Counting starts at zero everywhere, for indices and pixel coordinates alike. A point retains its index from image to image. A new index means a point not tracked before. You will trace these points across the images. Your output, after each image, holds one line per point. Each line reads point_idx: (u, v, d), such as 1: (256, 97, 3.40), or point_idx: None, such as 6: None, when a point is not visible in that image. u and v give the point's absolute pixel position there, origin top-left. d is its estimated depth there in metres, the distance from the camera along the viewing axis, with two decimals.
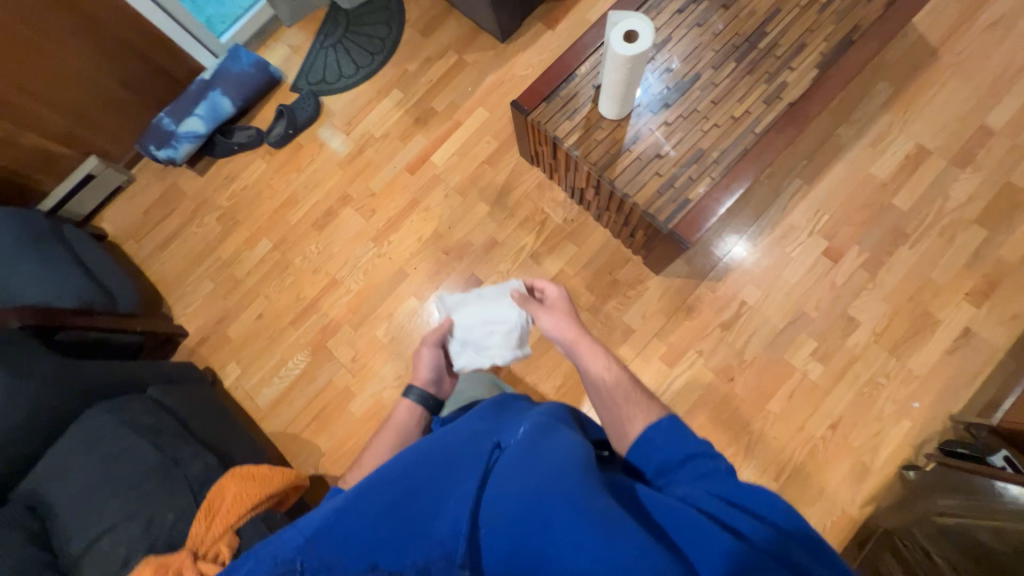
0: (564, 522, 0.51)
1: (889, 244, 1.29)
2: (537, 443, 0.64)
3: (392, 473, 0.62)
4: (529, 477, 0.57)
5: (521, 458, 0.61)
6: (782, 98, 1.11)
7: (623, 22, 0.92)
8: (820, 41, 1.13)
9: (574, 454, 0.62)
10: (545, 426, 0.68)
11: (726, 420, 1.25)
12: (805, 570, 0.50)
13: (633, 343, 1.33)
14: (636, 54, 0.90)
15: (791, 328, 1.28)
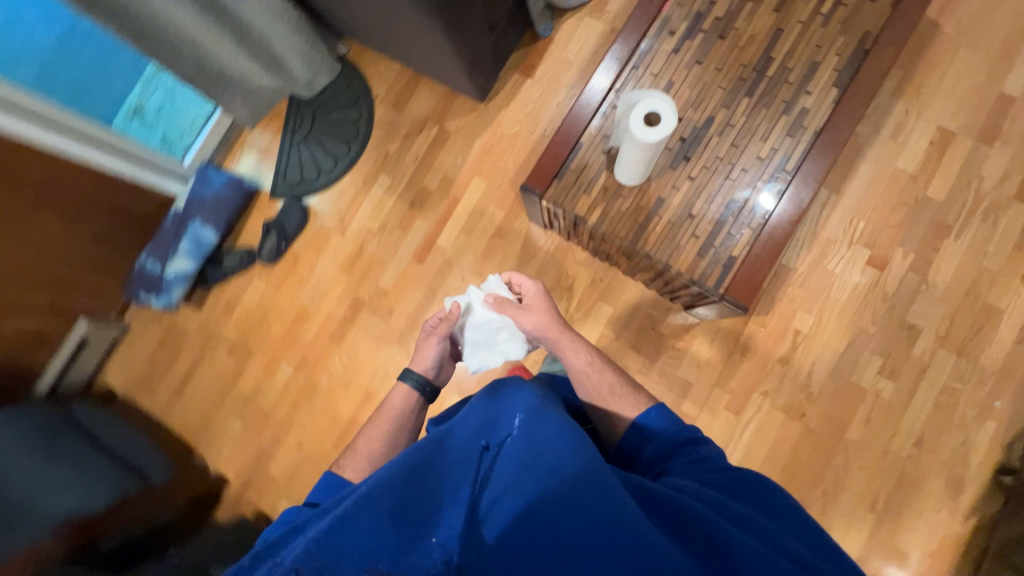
0: (569, 512, 0.61)
1: (933, 240, 1.24)
2: (533, 433, 0.71)
3: (407, 472, 0.66)
4: (534, 473, 0.66)
5: (523, 452, 0.69)
6: (806, 126, 1.05)
7: (645, 103, 0.84)
8: (832, 57, 1.06)
9: (580, 444, 0.70)
10: (537, 411, 0.76)
11: (808, 459, 1.20)
12: (776, 537, 0.64)
13: (694, 397, 1.27)
14: (658, 140, 0.83)
15: (852, 350, 1.23)
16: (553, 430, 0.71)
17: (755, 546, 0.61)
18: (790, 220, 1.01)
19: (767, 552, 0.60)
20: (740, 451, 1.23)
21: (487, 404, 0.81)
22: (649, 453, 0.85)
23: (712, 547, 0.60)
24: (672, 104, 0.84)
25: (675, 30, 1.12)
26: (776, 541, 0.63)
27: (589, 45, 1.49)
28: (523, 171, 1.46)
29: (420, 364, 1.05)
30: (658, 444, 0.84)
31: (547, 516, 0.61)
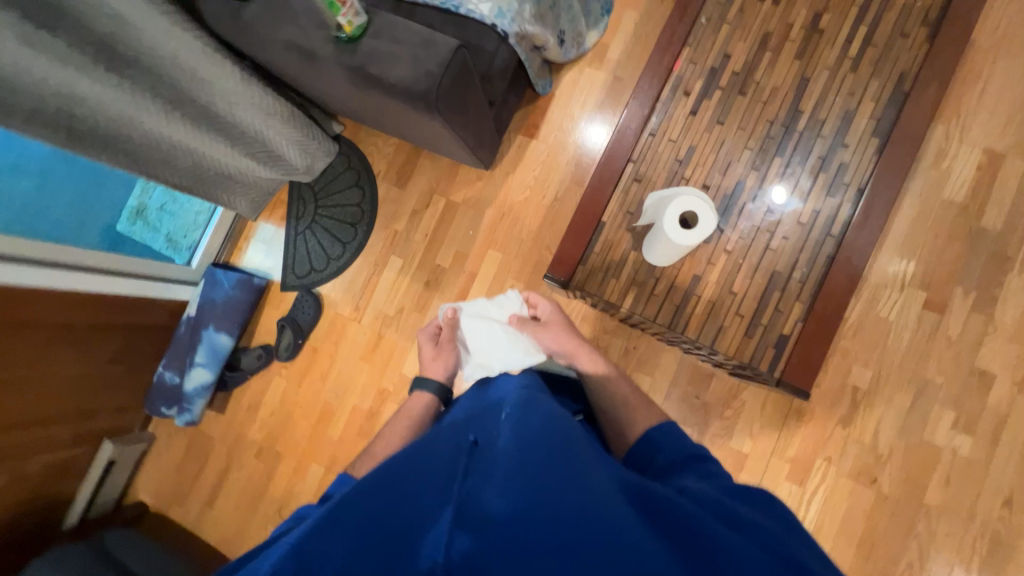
0: (555, 515, 0.47)
1: (994, 274, 1.14)
2: (524, 423, 0.61)
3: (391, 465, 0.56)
4: (520, 467, 0.53)
5: (510, 443, 0.57)
6: (846, 182, 0.97)
7: (688, 200, 0.78)
8: (866, 103, 0.98)
9: (576, 434, 0.61)
10: (530, 409, 0.65)
11: (886, 530, 1.10)
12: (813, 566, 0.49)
13: (752, 469, 1.18)
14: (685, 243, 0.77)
15: (920, 403, 1.13)
16: (545, 425, 0.60)
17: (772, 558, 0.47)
18: (847, 289, 0.92)
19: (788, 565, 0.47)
20: (810, 526, 1.13)
21: (481, 409, 0.72)
22: (657, 462, 0.72)
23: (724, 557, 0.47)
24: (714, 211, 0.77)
25: (689, 90, 1.05)
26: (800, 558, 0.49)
27: (592, 98, 1.41)
28: (538, 239, 1.39)
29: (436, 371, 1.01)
30: (665, 453, 0.72)
31: (530, 521, 0.47)
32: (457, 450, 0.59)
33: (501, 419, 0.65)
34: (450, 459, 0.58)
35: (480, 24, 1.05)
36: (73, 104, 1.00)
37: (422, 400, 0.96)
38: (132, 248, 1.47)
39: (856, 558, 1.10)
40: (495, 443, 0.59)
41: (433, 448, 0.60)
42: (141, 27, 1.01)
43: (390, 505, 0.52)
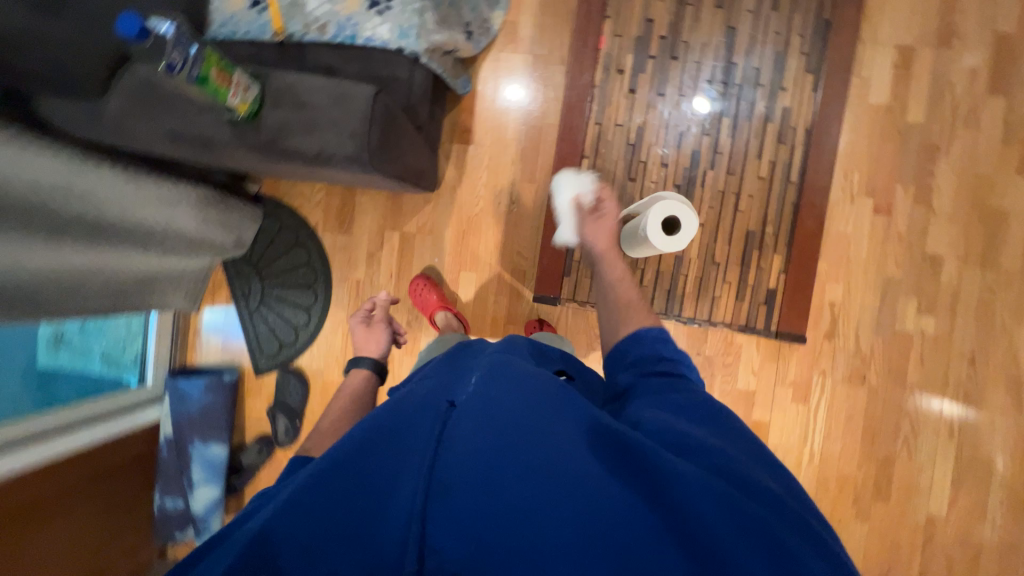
0: (511, 473, 0.50)
1: (927, 164, 1.22)
2: (490, 388, 0.60)
3: (360, 443, 0.55)
4: (485, 431, 0.54)
5: (479, 404, 0.57)
6: (795, 125, 0.97)
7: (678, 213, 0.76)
8: (795, 39, 0.96)
9: (544, 386, 0.60)
10: (501, 365, 0.64)
11: (882, 416, 1.24)
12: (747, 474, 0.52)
13: (762, 402, 1.27)
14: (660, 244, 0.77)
15: (887, 300, 1.24)
16: (512, 383, 0.60)
17: (708, 483, 0.49)
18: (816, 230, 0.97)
19: (721, 490, 0.49)
20: (821, 433, 1.26)
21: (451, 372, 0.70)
22: (630, 358, 0.71)
23: (659, 491, 0.49)
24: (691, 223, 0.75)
25: (622, 66, 1.00)
26: (733, 477, 0.51)
27: (516, 82, 1.32)
28: (507, 247, 1.33)
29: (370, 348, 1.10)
30: (632, 357, 0.71)
31: (490, 480, 0.50)
32: (430, 413, 0.59)
33: (473, 378, 0.64)
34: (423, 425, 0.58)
35: (385, 51, 0.93)
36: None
37: (360, 373, 1.03)
38: (71, 386, 1.30)
39: (864, 447, 1.25)
40: (467, 402, 0.58)
41: (405, 418, 0.59)
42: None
43: (363, 479, 0.53)
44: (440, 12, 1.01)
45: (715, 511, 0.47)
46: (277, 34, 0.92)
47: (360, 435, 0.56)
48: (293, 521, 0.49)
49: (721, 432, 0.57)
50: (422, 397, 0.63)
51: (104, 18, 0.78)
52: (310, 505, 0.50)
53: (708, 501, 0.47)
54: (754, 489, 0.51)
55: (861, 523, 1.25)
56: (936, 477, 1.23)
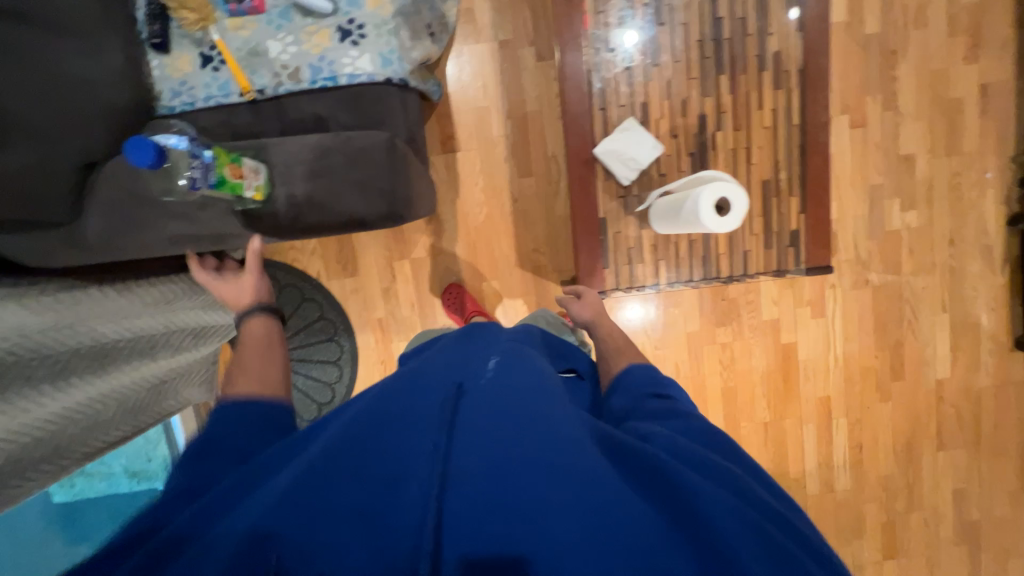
0: (532, 462, 0.46)
1: (889, 71, 1.29)
2: (509, 381, 0.57)
3: (369, 430, 0.50)
4: (507, 419, 0.51)
5: (497, 394, 0.55)
6: (787, 68, 0.99)
7: (728, 194, 0.79)
8: None
9: (553, 390, 0.58)
10: (519, 361, 0.63)
11: (886, 309, 1.39)
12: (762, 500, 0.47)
13: (786, 326, 1.38)
14: (701, 224, 0.80)
15: (875, 206, 1.34)
16: (533, 380, 0.58)
17: (726, 502, 0.44)
18: (824, 165, 1.01)
19: (743, 512, 0.44)
20: (841, 338, 1.39)
21: (462, 356, 0.65)
22: (629, 379, 0.65)
23: (682, 504, 0.44)
24: (738, 201, 0.79)
25: (612, 45, 0.98)
26: (751, 501, 0.47)
27: (490, 75, 1.24)
28: (522, 246, 1.31)
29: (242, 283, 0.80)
30: (633, 376, 0.65)
31: (509, 467, 0.46)
32: (440, 396, 0.55)
33: (489, 366, 0.61)
34: (434, 411, 0.53)
35: (371, 85, 0.84)
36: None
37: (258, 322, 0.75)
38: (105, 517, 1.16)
39: (877, 339, 1.40)
40: (483, 390, 0.55)
41: (417, 405, 0.54)
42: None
43: (369, 467, 0.47)
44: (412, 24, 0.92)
45: (735, 528, 0.42)
46: (245, 93, 0.82)
47: (368, 419, 0.51)
48: (290, 509, 0.43)
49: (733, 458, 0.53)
50: (432, 379, 0.58)
51: (62, 132, 0.67)
52: (312, 494, 0.44)
53: (729, 515, 0.43)
54: (771, 517, 0.46)
55: (885, 403, 1.42)
56: (937, 348, 1.40)
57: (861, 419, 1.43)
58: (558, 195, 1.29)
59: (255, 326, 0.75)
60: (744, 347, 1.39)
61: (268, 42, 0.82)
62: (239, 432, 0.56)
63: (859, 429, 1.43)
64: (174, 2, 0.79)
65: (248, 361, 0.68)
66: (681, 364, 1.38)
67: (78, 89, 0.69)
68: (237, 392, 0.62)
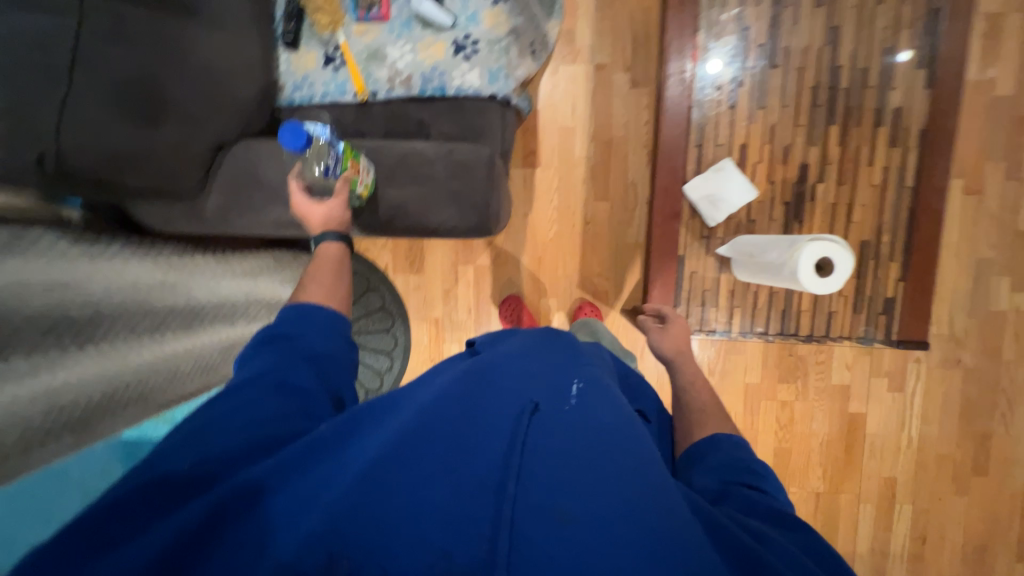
0: (614, 520, 0.41)
1: (1018, 139, 1.18)
2: (594, 412, 0.52)
3: (437, 438, 0.47)
4: (590, 461, 0.46)
5: (581, 428, 0.49)
6: (908, 125, 0.93)
7: (832, 252, 0.74)
8: (903, 33, 0.91)
9: (638, 432, 0.52)
10: (603, 392, 0.56)
11: (977, 394, 1.26)
12: None
13: (857, 394, 1.29)
14: (798, 279, 0.75)
15: (981, 281, 1.23)
16: (619, 419, 0.52)
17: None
18: (934, 233, 0.94)
19: None
20: (918, 417, 1.28)
21: (539, 365, 0.60)
22: (710, 461, 0.58)
23: None
24: (844, 260, 0.74)
25: (719, 82, 0.95)
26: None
27: (582, 95, 1.25)
28: (587, 269, 1.30)
29: (316, 207, 0.72)
30: (723, 452, 0.59)
31: (589, 521, 0.41)
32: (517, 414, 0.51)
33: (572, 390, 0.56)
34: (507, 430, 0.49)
35: (476, 99, 0.87)
36: (59, 416, 0.68)
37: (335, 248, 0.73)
38: (98, 481, 0.99)
39: (961, 426, 1.27)
40: (561, 421, 0.50)
41: (490, 420, 0.50)
42: (50, 270, 0.68)
43: (439, 478, 0.44)
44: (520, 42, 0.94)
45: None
46: (359, 94, 0.86)
47: (437, 424, 0.48)
48: (351, 523, 0.41)
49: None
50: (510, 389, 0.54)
51: (204, 113, 0.73)
52: (373, 506, 0.42)
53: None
54: None
55: (961, 497, 1.29)
56: None
57: (930, 509, 1.30)
58: (632, 223, 1.27)
59: (328, 249, 0.72)
60: (806, 409, 1.30)
61: (387, 47, 0.86)
62: (308, 335, 0.61)
63: (926, 520, 1.30)
64: (312, 6, 0.85)
65: (317, 282, 0.68)
66: (734, 415, 1.31)
67: (218, 75, 0.75)
68: (306, 299, 0.65)
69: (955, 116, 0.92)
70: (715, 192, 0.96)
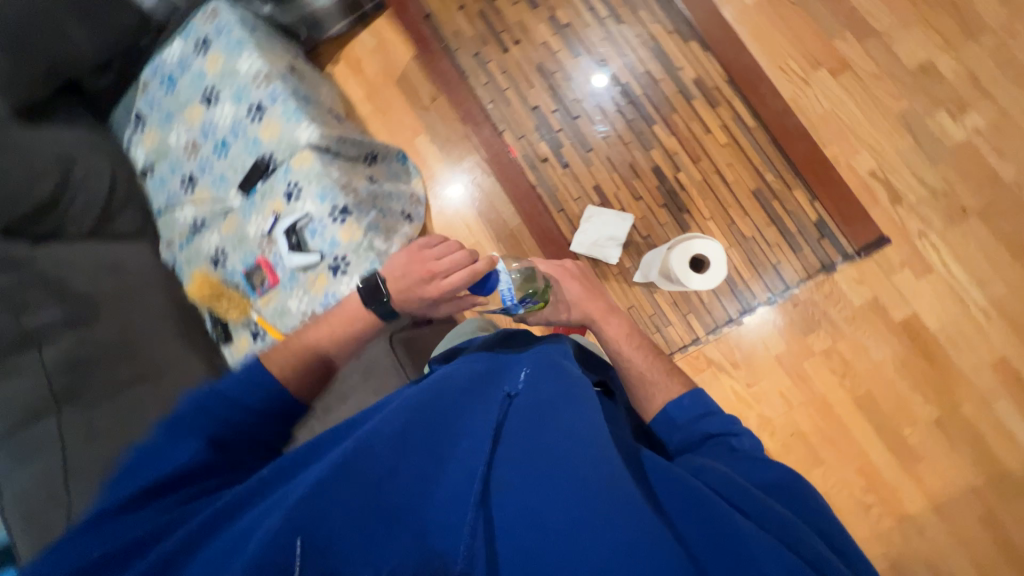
0: (570, 466, 0.52)
1: (842, 6, 1.18)
2: (544, 386, 0.61)
3: (414, 417, 0.52)
4: (548, 429, 0.56)
5: (538, 406, 0.59)
6: (714, 87, 1.12)
7: (712, 255, 1.00)
8: (643, 51, 1.14)
9: (586, 393, 0.62)
10: (558, 367, 0.65)
11: (1012, 226, 1.11)
12: (805, 533, 0.49)
13: (891, 300, 1.14)
14: (707, 285, 0.99)
15: (919, 130, 1.14)
16: (571, 388, 0.62)
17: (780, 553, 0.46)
18: (772, 159, 1.11)
19: (779, 549, 0.46)
20: (972, 283, 1.12)
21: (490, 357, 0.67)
22: (675, 443, 0.66)
23: (711, 530, 0.49)
24: (718, 254, 1.00)
25: (543, 154, 1.16)
26: (799, 545, 0.48)
27: None
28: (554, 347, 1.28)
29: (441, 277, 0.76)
30: (690, 428, 0.66)
31: (547, 486, 0.51)
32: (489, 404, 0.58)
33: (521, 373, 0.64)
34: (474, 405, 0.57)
35: None
36: None
37: None
38: None
39: (1022, 267, 1.11)
40: (528, 403, 0.59)
41: (464, 402, 0.57)
42: None
43: (417, 458, 0.51)
44: (386, 222, 1.08)
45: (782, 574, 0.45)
46: None
47: (419, 410, 0.53)
48: (326, 513, 0.44)
49: (789, 500, 0.54)
50: (468, 378, 0.60)
51: None
52: (352, 483, 0.46)
53: (777, 563, 0.45)
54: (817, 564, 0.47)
55: None
56: None
57: None
58: None
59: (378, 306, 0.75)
60: (855, 344, 1.15)
61: (288, 301, 1.03)
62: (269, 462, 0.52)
63: None
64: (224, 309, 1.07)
65: None
66: (788, 392, 1.16)
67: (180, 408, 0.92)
68: None
69: (718, 71, 1.12)
70: (603, 236, 1.11)
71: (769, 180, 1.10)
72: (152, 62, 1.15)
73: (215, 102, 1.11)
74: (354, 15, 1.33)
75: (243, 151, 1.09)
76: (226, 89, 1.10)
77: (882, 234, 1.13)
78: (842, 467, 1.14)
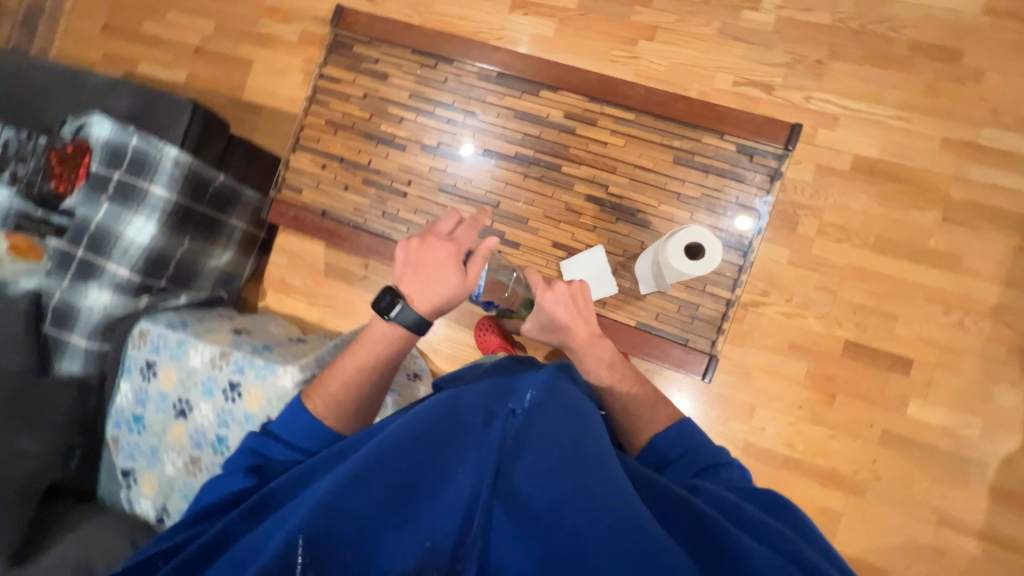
0: (561, 470, 0.61)
1: None
2: (549, 405, 0.73)
3: (418, 434, 0.65)
4: (549, 441, 0.66)
5: (548, 425, 0.69)
6: (583, 109, 1.22)
7: (701, 238, 1.03)
8: (512, 120, 1.24)
9: (583, 415, 0.73)
10: (563, 396, 0.77)
11: (862, 47, 1.24)
12: (794, 543, 0.56)
13: (829, 158, 1.22)
14: (703, 270, 1.02)
15: (741, 32, 1.28)
16: (579, 416, 0.72)
17: (771, 561, 0.53)
18: (669, 130, 1.20)
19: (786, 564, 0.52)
20: (872, 104, 1.23)
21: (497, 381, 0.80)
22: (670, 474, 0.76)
23: (712, 545, 0.55)
24: (707, 235, 1.03)
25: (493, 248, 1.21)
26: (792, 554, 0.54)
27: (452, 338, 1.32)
28: None
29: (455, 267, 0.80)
30: (679, 463, 0.77)
31: (540, 491, 0.60)
32: (497, 422, 0.70)
33: (528, 395, 0.76)
34: (477, 422, 0.69)
35: None
36: None
37: None
38: None
39: (896, 68, 1.22)
40: (536, 418, 0.70)
41: (471, 415, 0.70)
42: None
43: (424, 466, 0.63)
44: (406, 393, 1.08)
45: None
46: None
47: (428, 427, 0.66)
48: (334, 518, 0.57)
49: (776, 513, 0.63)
50: (474, 403, 0.72)
51: None
52: (362, 489, 0.59)
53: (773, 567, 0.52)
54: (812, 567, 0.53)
55: (983, 79, 1.19)
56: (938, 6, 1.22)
57: (989, 108, 1.19)
58: None
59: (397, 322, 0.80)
60: (835, 209, 1.21)
61: None
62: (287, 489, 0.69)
63: (1003, 115, 1.18)
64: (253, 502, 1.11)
65: None
66: (822, 281, 1.19)
67: None
68: None
69: (579, 97, 1.23)
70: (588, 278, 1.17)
71: (679, 146, 1.19)
72: (111, 417, 1.11)
73: (190, 409, 1.07)
74: (255, 249, 1.38)
75: (240, 433, 1.04)
76: (194, 392, 1.07)
77: (793, 124, 1.16)
78: (913, 308, 1.16)
